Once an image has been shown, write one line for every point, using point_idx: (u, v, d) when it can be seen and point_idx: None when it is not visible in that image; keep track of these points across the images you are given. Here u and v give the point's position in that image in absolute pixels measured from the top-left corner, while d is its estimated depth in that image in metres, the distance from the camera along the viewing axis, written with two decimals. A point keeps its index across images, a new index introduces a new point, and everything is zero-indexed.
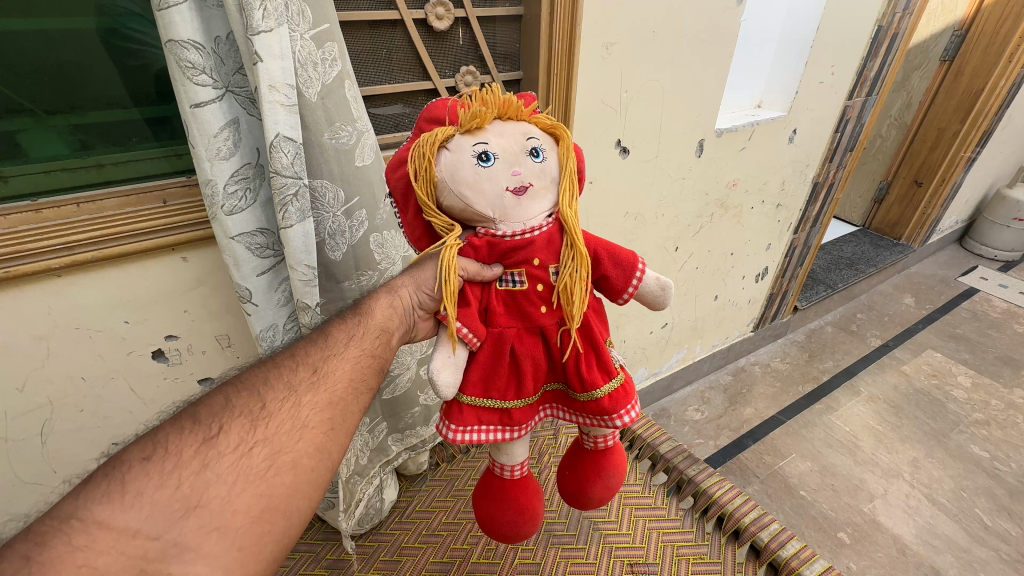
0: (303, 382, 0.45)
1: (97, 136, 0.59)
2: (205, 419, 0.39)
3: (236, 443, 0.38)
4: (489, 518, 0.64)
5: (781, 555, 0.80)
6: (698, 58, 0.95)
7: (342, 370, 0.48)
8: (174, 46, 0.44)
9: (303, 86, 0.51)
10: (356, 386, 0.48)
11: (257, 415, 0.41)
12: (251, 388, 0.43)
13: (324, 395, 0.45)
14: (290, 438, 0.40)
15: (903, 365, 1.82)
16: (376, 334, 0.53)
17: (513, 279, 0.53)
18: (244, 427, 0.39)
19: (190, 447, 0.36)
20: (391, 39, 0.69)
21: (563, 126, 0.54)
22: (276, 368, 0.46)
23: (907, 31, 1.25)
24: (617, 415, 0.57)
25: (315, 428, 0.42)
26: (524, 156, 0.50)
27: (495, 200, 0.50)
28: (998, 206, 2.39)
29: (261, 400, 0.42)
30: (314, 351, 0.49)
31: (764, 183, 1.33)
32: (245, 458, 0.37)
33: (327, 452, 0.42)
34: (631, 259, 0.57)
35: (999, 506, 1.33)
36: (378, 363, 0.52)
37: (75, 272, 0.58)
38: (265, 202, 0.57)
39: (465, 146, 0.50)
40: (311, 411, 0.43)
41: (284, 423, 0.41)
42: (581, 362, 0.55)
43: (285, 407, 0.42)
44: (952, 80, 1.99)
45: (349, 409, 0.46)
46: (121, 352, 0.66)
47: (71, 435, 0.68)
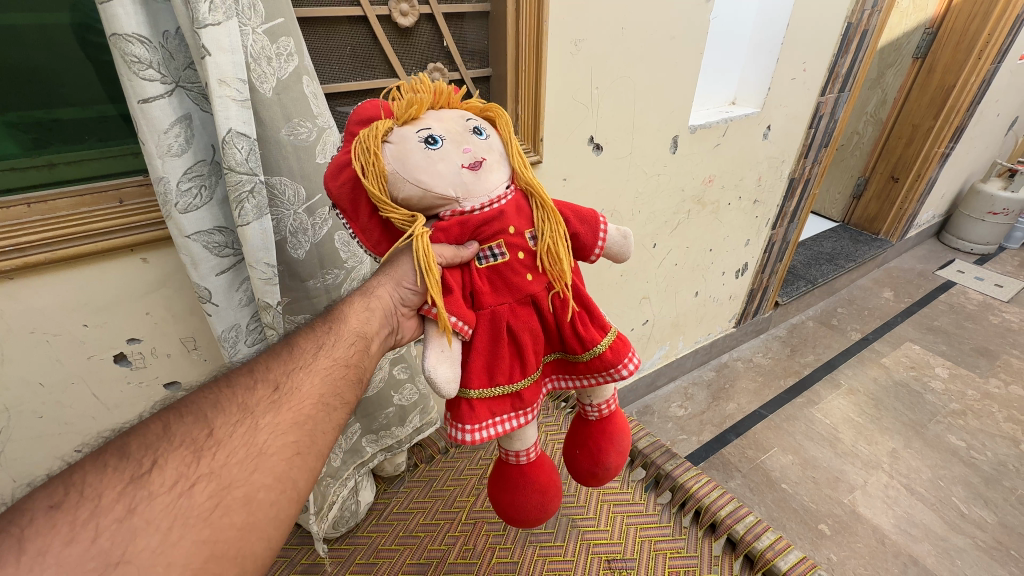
0: (262, 402, 0.41)
1: (54, 133, 0.58)
2: (135, 452, 0.35)
3: (174, 480, 0.34)
4: (511, 506, 0.62)
5: (756, 547, 0.80)
6: (668, 54, 0.95)
7: (312, 384, 0.45)
8: (119, 40, 0.44)
9: (257, 81, 0.51)
10: (328, 401, 0.44)
11: (201, 447, 0.37)
12: (197, 411, 0.39)
13: (286, 415, 0.41)
14: (241, 470, 0.37)
15: (882, 358, 1.85)
16: (352, 341, 0.50)
17: (493, 253, 0.52)
18: (184, 461, 0.36)
19: (114, 488, 0.33)
20: (356, 35, 0.69)
21: (495, 106, 0.56)
22: (229, 388, 0.42)
23: (876, 28, 1.27)
24: (621, 366, 0.58)
25: (276, 456, 0.38)
26: (469, 134, 0.51)
27: (454, 179, 0.49)
28: (973, 201, 2.43)
29: (207, 426, 0.38)
30: (277, 365, 0.45)
31: (740, 178, 1.34)
32: (185, 497, 0.34)
33: (290, 482, 0.38)
34: (590, 211, 0.58)
35: (975, 494, 1.35)
36: (354, 372, 0.48)
37: (27, 274, 0.57)
38: (221, 200, 0.56)
39: (409, 134, 0.49)
40: (271, 436, 0.39)
41: (237, 452, 0.38)
42: (578, 323, 0.56)
43: (238, 434, 0.39)
44: (925, 77, 2.03)
45: (318, 430, 0.42)
46: (80, 356, 0.64)
47: (29, 443, 0.66)
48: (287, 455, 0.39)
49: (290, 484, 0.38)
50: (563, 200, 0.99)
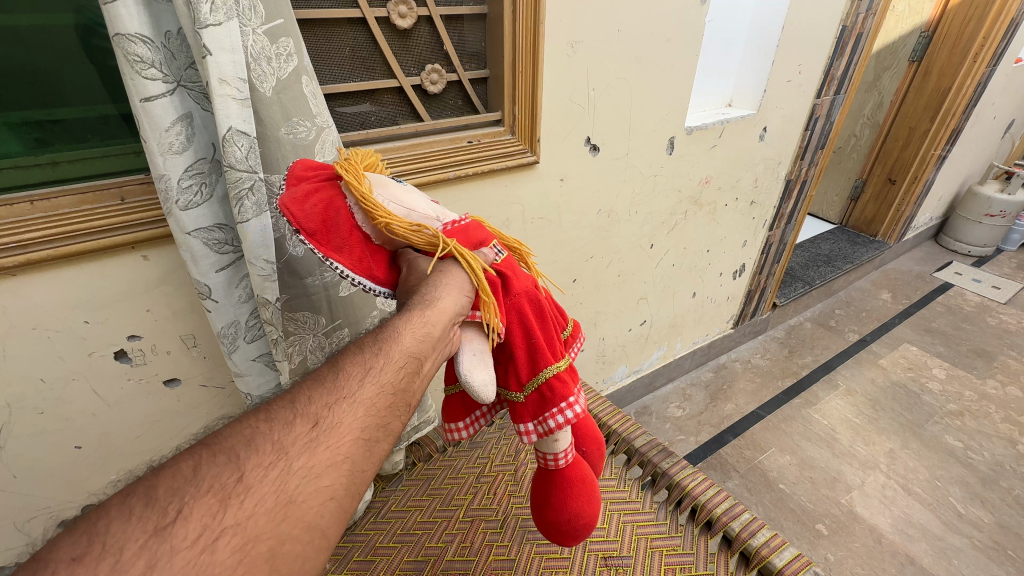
0: (300, 439, 0.34)
1: (55, 133, 0.59)
2: (162, 499, 0.29)
3: (199, 532, 0.28)
4: (573, 520, 0.60)
5: (752, 544, 0.80)
6: (664, 56, 0.96)
7: (355, 417, 0.36)
8: (122, 40, 0.45)
9: (257, 81, 0.52)
10: (371, 435, 0.37)
11: (231, 493, 0.30)
12: (230, 447, 0.32)
13: (327, 455, 0.34)
14: (270, 520, 0.30)
15: (880, 359, 1.85)
16: (406, 363, 0.42)
17: (497, 251, 0.55)
18: (210, 512, 0.29)
19: (136, 540, 0.27)
20: (356, 37, 0.69)
21: None
22: (265, 418, 0.34)
23: (870, 32, 1.28)
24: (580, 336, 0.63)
25: (308, 504, 0.32)
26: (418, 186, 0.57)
27: (430, 205, 0.52)
28: (971, 203, 2.44)
29: (238, 470, 0.31)
30: (322, 393, 0.37)
31: (737, 180, 1.35)
32: (207, 554, 0.28)
33: (317, 531, 0.32)
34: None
35: (972, 494, 1.36)
36: (405, 401, 0.40)
37: (30, 270, 0.57)
38: (222, 197, 0.57)
39: (379, 176, 0.53)
40: (307, 480, 0.32)
41: (267, 500, 0.31)
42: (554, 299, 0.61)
43: (269, 478, 0.32)
44: (921, 80, 2.04)
45: (358, 470, 0.35)
46: (81, 352, 0.65)
47: (31, 439, 0.66)
48: (321, 501, 0.32)
49: (318, 533, 0.32)
50: (560, 200, 1.00)
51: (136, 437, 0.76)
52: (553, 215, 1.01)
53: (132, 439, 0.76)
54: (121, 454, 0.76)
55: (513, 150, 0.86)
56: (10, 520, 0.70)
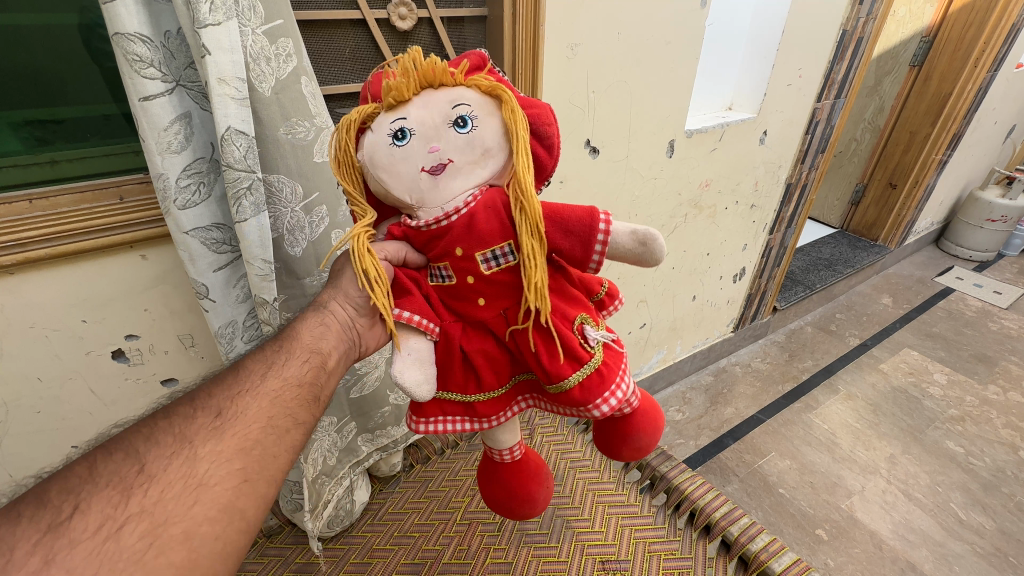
0: (201, 431, 0.41)
1: (56, 133, 0.59)
2: (55, 499, 0.34)
3: (100, 522, 0.33)
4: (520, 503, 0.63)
5: (751, 549, 0.80)
6: (663, 59, 0.96)
7: (259, 408, 0.45)
8: (121, 39, 0.45)
9: (256, 81, 0.52)
10: (277, 424, 0.44)
11: (132, 484, 0.36)
12: (128, 447, 0.38)
13: (231, 441, 0.41)
14: (180, 504, 0.36)
15: (881, 364, 1.84)
16: (308, 360, 0.51)
17: (441, 272, 0.53)
18: (112, 502, 0.35)
19: (30, 540, 0.31)
20: (354, 38, 0.70)
21: (505, 90, 0.48)
22: (167, 422, 0.41)
23: (871, 35, 1.28)
24: (602, 402, 0.52)
25: (218, 486, 0.38)
26: (447, 128, 0.47)
27: (413, 182, 0.48)
28: (972, 208, 2.44)
29: (138, 463, 0.37)
30: (222, 391, 0.45)
31: (737, 183, 1.35)
32: (111, 542, 0.33)
33: (235, 511, 0.37)
34: (591, 215, 0.50)
35: (973, 500, 1.35)
36: (307, 390, 0.49)
37: (28, 269, 0.57)
38: (220, 197, 0.57)
39: (384, 125, 0.49)
40: (211, 466, 0.39)
41: (173, 486, 0.37)
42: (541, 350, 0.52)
43: (174, 468, 0.38)
44: (922, 85, 2.04)
45: (267, 452, 0.42)
46: (78, 351, 0.65)
47: (28, 438, 0.66)
48: (233, 484, 0.39)
49: (237, 515, 0.37)
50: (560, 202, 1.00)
51: None
52: None
53: None
54: None
55: None
56: None
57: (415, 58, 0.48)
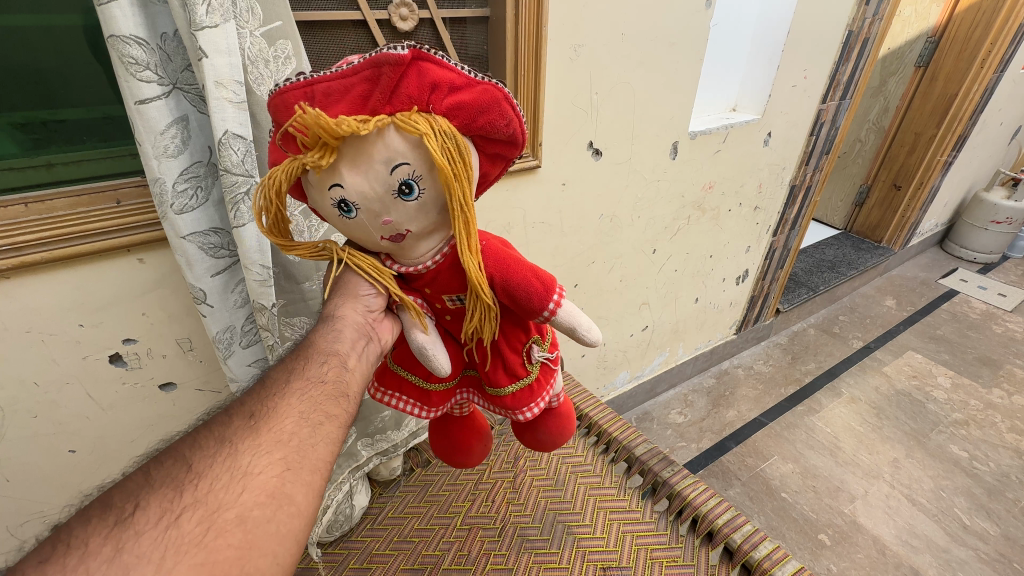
0: (242, 431, 0.38)
1: (56, 133, 0.58)
2: (118, 501, 0.32)
3: (160, 515, 0.31)
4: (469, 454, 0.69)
5: (754, 556, 0.79)
6: (668, 60, 0.95)
7: (288, 405, 0.41)
8: (116, 42, 0.44)
9: (254, 83, 0.51)
10: (311, 418, 0.41)
11: (184, 480, 0.34)
12: (177, 451, 0.36)
13: (268, 437, 0.38)
14: (229, 493, 0.34)
15: (884, 366, 1.83)
16: (329, 362, 0.48)
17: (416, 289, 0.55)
18: (167, 497, 0.33)
19: (99, 533, 0.30)
20: (355, 39, 0.68)
21: (443, 157, 0.41)
22: (206, 426, 0.38)
23: (877, 36, 1.27)
24: (524, 412, 0.57)
25: (264, 474, 0.36)
26: (394, 202, 0.44)
27: (374, 242, 0.48)
28: (976, 210, 2.43)
29: (186, 461, 0.35)
30: (249, 399, 0.42)
31: (741, 185, 1.34)
32: (174, 528, 0.31)
33: (284, 497, 0.35)
34: (544, 293, 0.49)
35: (977, 505, 1.34)
36: (334, 389, 0.45)
37: (25, 273, 0.57)
38: (217, 201, 0.56)
39: (323, 189, 0.44)
40: (255, 456, 0.37)
41: (220, 477, 0.35)
42: (487, 365, 0.56)
43: (219, 463, 0.35)
44: (927, 85, 2.02)
45: (307, 443, 0.39)
46: (76, 356, 0.64)
47: (24, 443, 0.66)
48: (276, 472, 0.36)
49: (287, 500, 0.35)
50: (562, 204, 0.99)
51: (130, 441, 0.75)
52: (554, 219, 1.00)
53: (126, 443, 0.75)
54: (115, 458, 0.75)
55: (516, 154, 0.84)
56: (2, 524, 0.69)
57: (330, 129, 0.39)
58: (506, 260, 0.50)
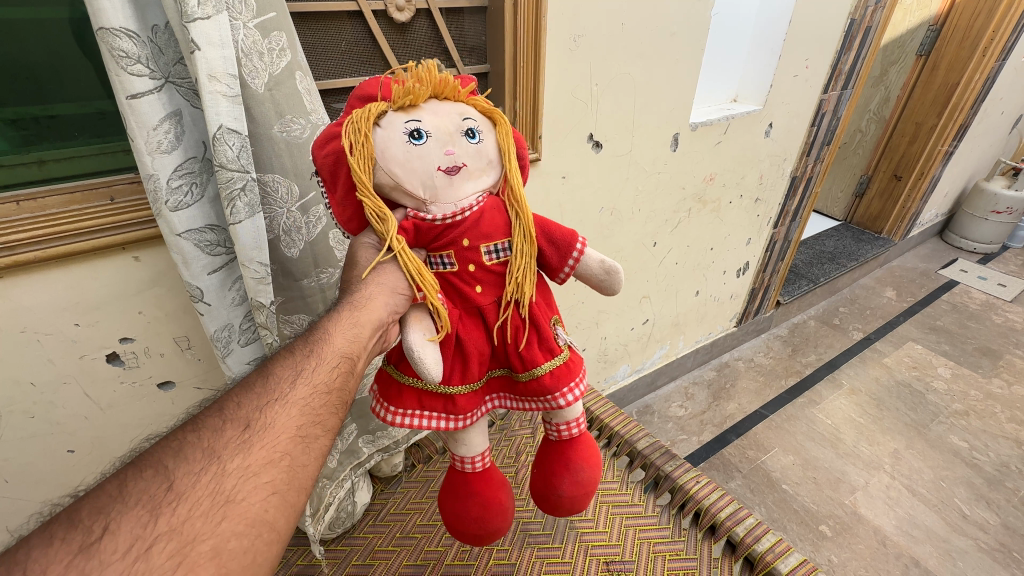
0: (231, 444, 0.35)
1: (48, 130, 0.57)
2: (85, 519, 0.29)
3: (130, 544, 0.29)
4: (483, 523, 0.62)
5: (756, 549, 0.79)
6: (669, 51, 0.94)
7: (287, 417, 0.39)
8: (106, 34, 0.43)
9: (248, 77, 0.50)
10: (307, 432, 0.39)
11: (161, 503, 0.31)
12: (158, 462, 0.33)
13: (260, 455, 0.36)
14: (207, 521, 0.31)
15: (884, 357, 1.83)
16: (338, 364, 0.44)
17: (443, 261, 0.52)
18: (140, 523, 0.30)
19: (61, 560, 0.27)
20: (351, 30, 0.67)
21: (500, 114, 0.53)
22: (195, 430, 0.36)
23: (880, 25, 1.25)
24: (562, 394, 0.55)
25: (247, 501, 0.33)
26: (459, 137, 0.49)
27: (426, 179, 0.48)
28: (977, 200, 2.42)
29: (167, 480, 0.32)
30: (250, 399, 0.39)
31: (742, 176, 1.32)
32: (142, 562, 0.28)
33: (263, 525, 0.33)
34: (571, 237, 0.55)
35: (977, 495, 1.34)
36: (338, 398, 0.43)
37: (17, 273, 0.56)
38: (213, 198, 0.55)
39: (397, 122, 0.47)
40: (240, 479, 0.34)
41: (202, 502, 0.32)
42: (522, 341, 0.54)
43: (202, 483, 0.33)
44: (928, 74, 2.01)
45: (300, 465, 0.37)
46: (72, 356, 0.64)
47: (22, 443, 0.65)
48: (261, 497, 0.34)
49: (265, 527, 0.33)
50: (563, 198, 0.98)
51: (129, 440, 0.74)
52: (554, 213, 0.99)
53: (125, 442, 0.74)
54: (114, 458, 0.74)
55: None
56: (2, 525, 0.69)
57: (427, 70, 0.49)
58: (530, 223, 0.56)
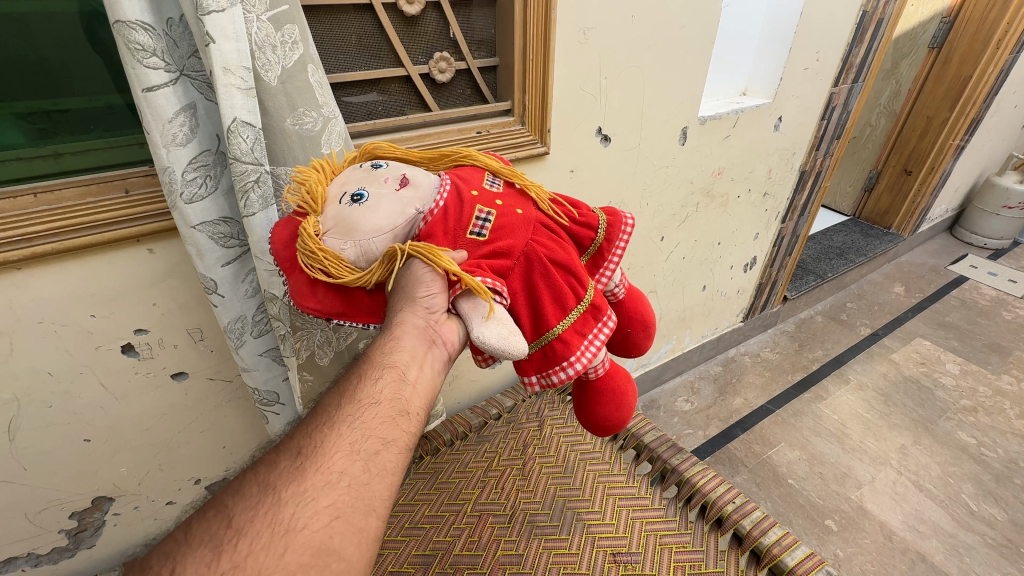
0: (285, 473, 0.35)
1: (61, 124, 0.58)
2: (155, 564, 0.31)
3: None
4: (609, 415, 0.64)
5: (763, 543, 0.79)
6: (678, 43, 0.93)
7: (339, 436, 0.38)
8: (123, 28, 0.44)
9: (262, 70, 0.50)
10: (363, 450, 0.38)
11: (223, 540, 0.32)
12: (220, 501, 0.34)
13: (316, 481, 0.35)
14: (270, 555, 0.31)
15: (892, 353, 1.82)
16: (384, 378, 0.43)
17: (483, 216, 0.50)
18: (205, 563, 0.31)
19: None
20: (360, 23, 0.67)
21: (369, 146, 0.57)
22: (253, 467, 0.37)
23: (892, 17, 1.23)
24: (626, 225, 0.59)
25: (308, 529, 0.33)
26: (373, 172, 0.52)
27: (399, 203, 0.49)
28: (988, 194, 2.39)
29: (227, 518, 0.33)
30: (298, 431, 0.39)
31: (750, 170, 1.32)
32: None
33: (330, 554, 0.32)
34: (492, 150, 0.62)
35: (984, 491, 1.34)
36: (391, 409, 0.41)
37: (35, 264, 0.57)
38: (227, 190, 0.56)
39: (338, 209, 0.49)
40: (298, 509, 0.34)
41: (262, 535, 0.32)
42: (570, 211, 0.57)
43: (261, 516, 0.33)
44: (940, 67, 1.98)
45: (360, 486, 0.36)
46: (88, 346, 0.65)
47: (40, 432, 0.66)
48: (323, 524, 0.33)
49: (333, 556, 0.32)
50: (570, 192, 0.98)
51: (144, 430, 0.75)
52: None
53: (140, 432, 0.75)
54: (129, 447, 0.75)
55: (523, 140, 0.83)
56: (21, 511, 0.70)
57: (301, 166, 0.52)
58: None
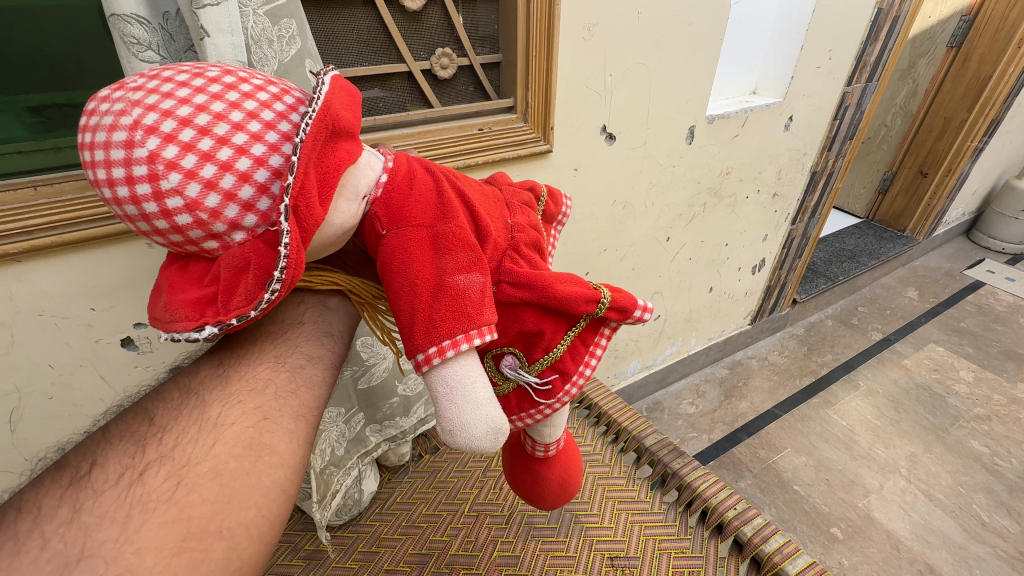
0: (207, 386, 0.42)
1: (70, 117, 0.58)
2: (75, 462, 0.36)
3: (121, 472, 0.34)
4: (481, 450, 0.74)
5: (764, 550, 0.78)
6: (686, 41, 0.92)
7: (263, 352, 0.46)
8: (118, 21, 0.44)
9: (258, 64, 0.50)
10: (290, 363, 0.45)
11: (146, 436, 0.37)
12: (141, 412, 0.40)
13: (240, 385, 0.42)
14: (200, 448, 0.36)
15: (904, 359, 1.79)
16: (306, 305, 0.52)
17: None
18: (129, 453, 0.36)
19: (55, 495, 0.33)
20: (362, 18, 0.67)
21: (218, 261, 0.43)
22: (173, 385, 0.43)
23: (908, 14, 1.20)
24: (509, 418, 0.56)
25: (236, 424, 0.38)
26: None
27: None
28: (1006, 198, 2.34)
29: (148, 419, 0.39)
30: (225, 351, 0.47)
31: (759, 171, 1.29)
32: (137, 485, 0.34)
33: (263, 445, 0.38)
34: (416, 335, 0.42)
35: (997, 502, 1.31)
36: (309, 327, 0.49)
37: (35, 257, 0.57)
38: None
39: None
40: (222, 410, 0.40)
41: (187, 432, 0.38)
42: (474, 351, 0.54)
43: (186, 417, 0.39)
44: (959, 67, 1.94)
45: (288, 392, 0.43)
46: (88, 339, 0.65)
47: (41, 423, 0.67)
48: (253, 422, 0.39)
49: (265, 448, 0.38)
50: (574, 190, 0.96)
51: None
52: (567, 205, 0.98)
53: None
54: None
55: (526, 138, 0.82)
56: None
57: None
58: (442, 253, 0.43)
